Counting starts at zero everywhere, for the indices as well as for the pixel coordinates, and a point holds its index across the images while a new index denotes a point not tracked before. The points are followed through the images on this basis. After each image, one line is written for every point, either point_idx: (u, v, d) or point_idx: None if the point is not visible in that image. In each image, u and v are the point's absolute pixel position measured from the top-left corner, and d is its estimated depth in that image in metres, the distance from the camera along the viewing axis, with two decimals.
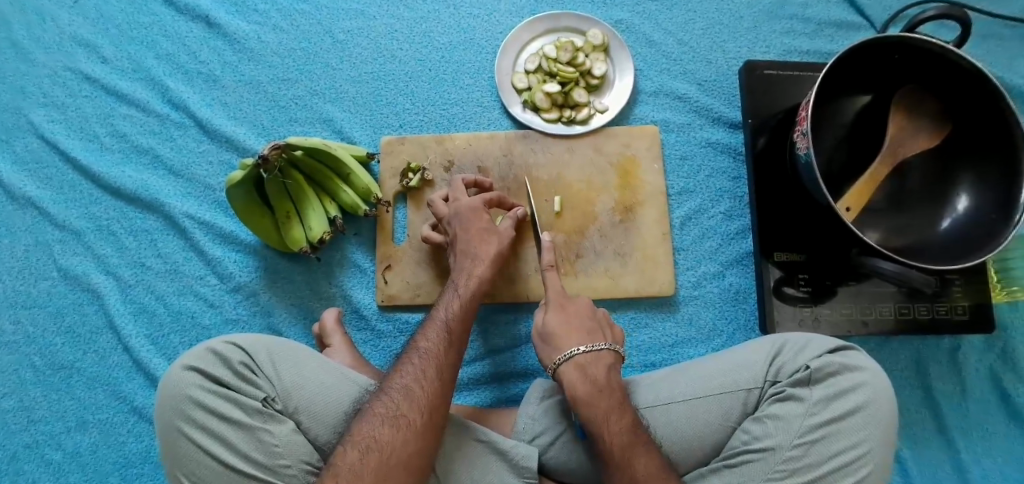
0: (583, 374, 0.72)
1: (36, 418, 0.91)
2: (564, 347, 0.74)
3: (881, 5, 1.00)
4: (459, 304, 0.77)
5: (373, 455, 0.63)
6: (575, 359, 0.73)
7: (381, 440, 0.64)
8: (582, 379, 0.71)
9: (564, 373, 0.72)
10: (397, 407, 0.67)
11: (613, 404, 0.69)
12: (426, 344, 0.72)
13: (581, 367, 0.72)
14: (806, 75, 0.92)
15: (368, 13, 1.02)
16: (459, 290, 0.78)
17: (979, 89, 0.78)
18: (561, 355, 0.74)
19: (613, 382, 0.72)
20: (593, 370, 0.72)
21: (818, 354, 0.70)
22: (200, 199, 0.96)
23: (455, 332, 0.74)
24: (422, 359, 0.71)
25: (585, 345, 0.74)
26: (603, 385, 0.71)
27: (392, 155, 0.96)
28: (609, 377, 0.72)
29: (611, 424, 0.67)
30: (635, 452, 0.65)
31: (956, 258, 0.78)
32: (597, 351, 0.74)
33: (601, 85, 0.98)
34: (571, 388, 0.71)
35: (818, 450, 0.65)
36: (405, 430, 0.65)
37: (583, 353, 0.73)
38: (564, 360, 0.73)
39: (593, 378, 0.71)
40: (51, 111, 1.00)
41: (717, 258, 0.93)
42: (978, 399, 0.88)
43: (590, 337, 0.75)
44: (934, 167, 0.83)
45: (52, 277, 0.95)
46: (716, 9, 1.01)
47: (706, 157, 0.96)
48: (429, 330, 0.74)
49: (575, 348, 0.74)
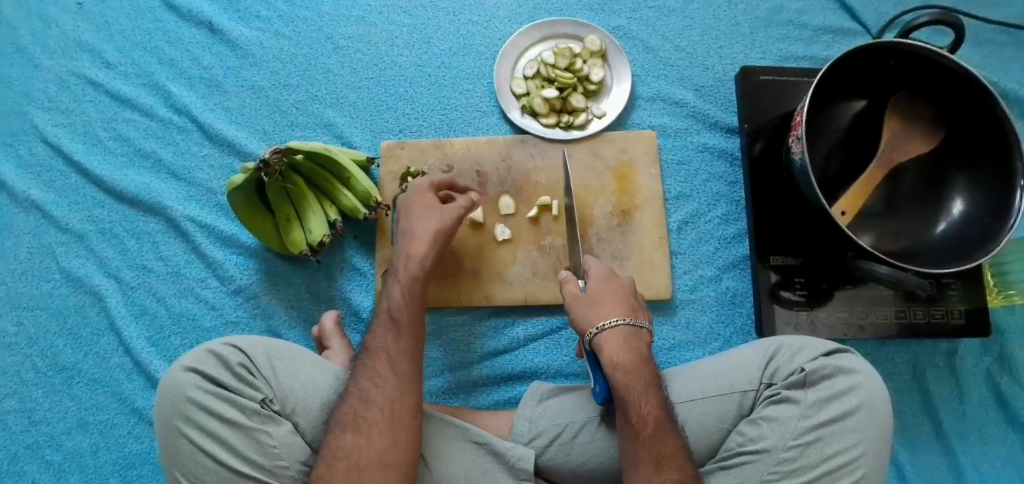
0: (623, 343, 0.69)
1: (37, 418, 0.91)
2: (605, 316, 0.71)
3: (876, 11, 1.01)
4: (408, 291, 0.76)
5: (339, 462, 0.64)
6: (618, 329, 0.70)
7: (344, 447, 0.65)
8: (624, 350, 0.69)
9: (604, 342, 0.70)
10: (356, 410, 0.67)
11: (650, 377, 0.69)
12: (378, 342, 0.72)
13: (626, 338, 0.70)
14: (804, 81, 0.93)
15: (369, 19, 1.03)
16: (401, 277, 0.78)
17: (973, 93, 0.78)
18: (602, 323, 0.71)
19: (646, 358, 0.70)
20: (636, 343, 0.70)
21: (813, 357, 0.71)
22: (201, 203, 0.97)
23: (403, 321, 0.74)
24: (372, 357, 0.71)
25: (627, 317, 0.71)
26: (642, 358, 0.70)
27: (391, 160, 0.96)
28: (644, 351, 0.70)
29: (645, 399, 0.67)
30: (663, 430, 0.65)
31: (952, 262, 0.78)
32: (638, 327, 0.72)
33: (599, 91, 0.99)
34: (612, 358, 0.69)
35: (813, 452, 0.66)
36: (366, 431, 0.66)
37: (626, 325, 0.71)
38: (605, 329, 0.70)
39: (635, 350, 0.70)
40: (55, 115, 1.01)
41: (713, 263, 0.93)
42: (975, 402, 0.88)
43: (632, 312, 0.73)
44: (929, 172, 0.83)
45: (54, 279, 0.95)
46: (713, 16, 1.02)
47: (703, 162, 0.97)
48: (378, 325, 0.74)
49: (619, 319, 0.71)
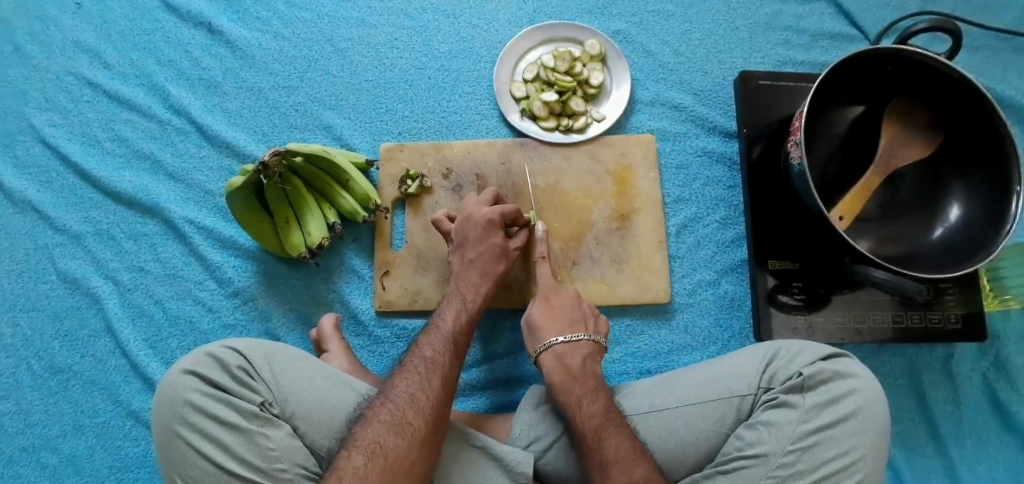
0: (557, 361, 0.76)
1: (33, 421, 0.91)
2: (544, 337, 0.79)
3: (874, 17, 1.01)
4: (464, 316, 0.79)
5: (379, 460, 0.63)
6: (553, 348, 0.78)
7: (386, 447, 0.64)
8: (557, 367, 0.76)
9: (543, 361, 0.77)
10: (402, 414, 0.67)
11: (587, 390, 0.73)
12: (432, 353, 0.73)
13: (560, 356, 0.77)
14: (802, 86, 0.93)
15: (368, 21, 1.03)
16: (466, 303, 0.80)
17: (971, 101, 0.78)
18: (541, 345, 0.79)
19: (586, 370, 0.75)
20: (569, 359, 0.76)
21: (811, 361, 0.71)
22: (199, 205, 0.97)
23: (459, 343, 0.76)
24: (429, 369, 0.71)
25: (565, 335, 0.78)
26: (576, 373, 0.75)
27: (390, 162, 0.97)
28: (584, 366, 0.76)
29: (583, 407, 0.70)
30: (609, 441, 0.66)
31: (949, 268, 0.78)
32: (576, 341, 0.78)
33: (599, 95, 0.99)
34: (549, 374, 0.76)
35: (812, 456, 0.66)
36: (410, 437, 0.65)
37: (561, 343, 0.78)
38: (542, 349, 0.78)
39: (568, 366, 0.75)
40: (53, 115, 1.01)
41: (712, 266, 0.94)
42: (970, 406, 0.89)
43: (571, 328, 0.80)
44: (926, 176, 0.84)
45: (51, 281, 0.95)
46: (712, 20, 1.03)
47: (702, 166, 0.97)
48: (434, 339, 0.75)
49: (555, 338, 0.78)
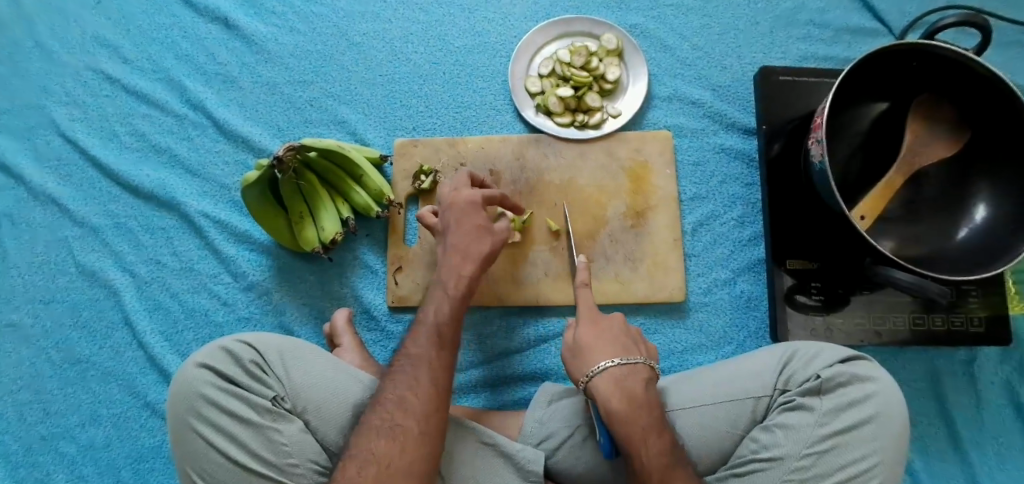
0: (619, 387, 0.67)
1: (53, 410, 0.92)
2: (595, 360, 0.69)
3: (899, 11, 0.99)
4: (447, 304, 0.75)
5: (371, 468, 0.63)
6: (609, 372, 0.67)
7: (377, 453, 0.64)
8: (617, 394, 0.66)
9: (598, 388, 0.67)
10: (392, 417, 0.66)
11: (653, 422, 0.65)
12: (416, 351, 0.72)
13: (618, 380, 0.67)
14: (824, 82, 0.91)
15: (383, 16, 1.03)
16: (449, 293, 0.76)
17: (1000, 98, 0.76)
18: (593, 369, 0.68)
19: (651, 398, 0.67)
20: (631, 384, 0.67)
21: (828, 364, 0.70)
22: (215, 199, 0.98)
23: (446, 335, 0.73)
24: (416, 368, 0.70)
25: (619, 358, 0.69)
26: (641, 401, 0.66)
27: (404, 157, 0.96)
28: (648, 393, 0.67)
29: (649, 444, 0.64)
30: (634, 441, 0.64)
31: (976, 269, 0.76)
32: (633, 364, 0.69)
33: (615, 90, 0.98)
34: (605, 403, 0.66)
35: (828, 460, 0.65)
36: (401, 441, 0.65)
37: (616, 366, 0.68)
38: (597, 373, 0.67)
39: (632, 393, 0.66)
40: (73, 109, 1.02)
41: (728, 265, 0.92)
42: (993, 411, 0.87)
43: (625, 350, 0.70)
44: (952, 175, 0.82)
45: (70, 273, 0.96)
46: (732, 14, 1.01)
47: (719, 163, 0.96)
48: (419, 335, 0.73)
49: (609, 362, 0.68)
